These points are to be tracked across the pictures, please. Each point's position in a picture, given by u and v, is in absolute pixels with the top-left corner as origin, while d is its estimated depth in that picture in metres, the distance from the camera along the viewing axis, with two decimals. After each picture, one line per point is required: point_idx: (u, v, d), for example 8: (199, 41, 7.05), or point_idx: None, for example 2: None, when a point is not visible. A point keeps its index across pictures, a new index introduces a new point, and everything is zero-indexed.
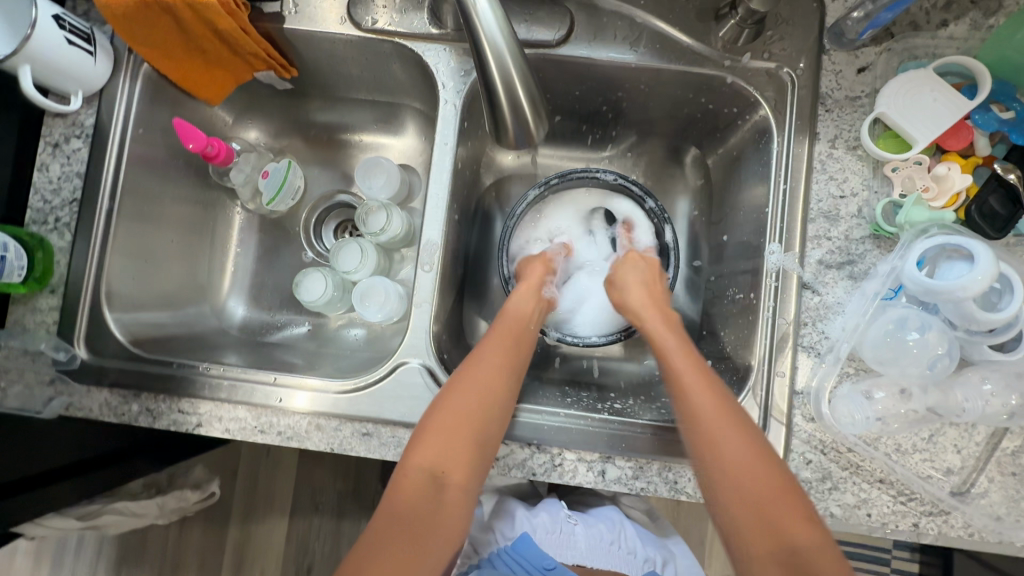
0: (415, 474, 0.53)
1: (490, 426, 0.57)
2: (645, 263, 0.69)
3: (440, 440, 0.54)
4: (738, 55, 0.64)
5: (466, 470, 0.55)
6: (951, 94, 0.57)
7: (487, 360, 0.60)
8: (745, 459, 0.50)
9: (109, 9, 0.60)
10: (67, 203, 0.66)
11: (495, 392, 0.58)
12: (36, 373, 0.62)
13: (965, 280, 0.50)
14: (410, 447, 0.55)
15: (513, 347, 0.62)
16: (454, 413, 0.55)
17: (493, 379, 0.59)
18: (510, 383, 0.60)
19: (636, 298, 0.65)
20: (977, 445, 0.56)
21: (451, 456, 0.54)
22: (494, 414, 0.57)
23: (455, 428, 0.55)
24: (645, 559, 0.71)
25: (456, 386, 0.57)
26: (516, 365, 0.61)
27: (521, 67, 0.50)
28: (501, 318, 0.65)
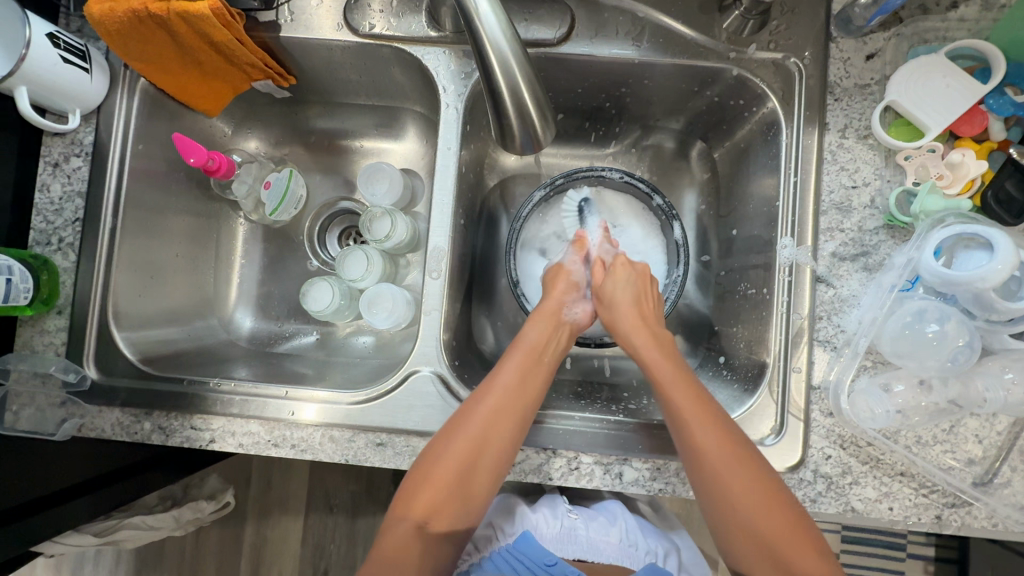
0: (406, 522, 0.56)
1: (479, 477, 0.56)
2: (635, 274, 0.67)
3: (429, 493, 0.55)
4: (743, 46, 0.63)
5: (456, 514, 0.57)
6: (963, 79, 0.56)
7: (486, 403, 0.58)
8: (739, 484, 0.52)
9: (103, 26, 0.59)
10: (70, 222, 0.65)
11: (484, 444, 0.56)
12: (47, 397, 0.62)
13: (984, 270, 0.49)
14: (401, 494, 0.56)
15: (518, 386, 0.60)
16: (444, 468, 0.55)
17: (489, 428, 0.56)
18: (510, 428, 0.57)
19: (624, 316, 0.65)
20: (999, 434, 0.55)
21: (437, 510, 0.56)
22: (485, 464, 0.56)
23: (438, 484, 0.55)
24: (649, 552, 0.67)
25: (446, 436, 0.56)
26: (521, 406, 0.58)
27: (526, 69, 0.49)
28: (512, 349, 0.63)
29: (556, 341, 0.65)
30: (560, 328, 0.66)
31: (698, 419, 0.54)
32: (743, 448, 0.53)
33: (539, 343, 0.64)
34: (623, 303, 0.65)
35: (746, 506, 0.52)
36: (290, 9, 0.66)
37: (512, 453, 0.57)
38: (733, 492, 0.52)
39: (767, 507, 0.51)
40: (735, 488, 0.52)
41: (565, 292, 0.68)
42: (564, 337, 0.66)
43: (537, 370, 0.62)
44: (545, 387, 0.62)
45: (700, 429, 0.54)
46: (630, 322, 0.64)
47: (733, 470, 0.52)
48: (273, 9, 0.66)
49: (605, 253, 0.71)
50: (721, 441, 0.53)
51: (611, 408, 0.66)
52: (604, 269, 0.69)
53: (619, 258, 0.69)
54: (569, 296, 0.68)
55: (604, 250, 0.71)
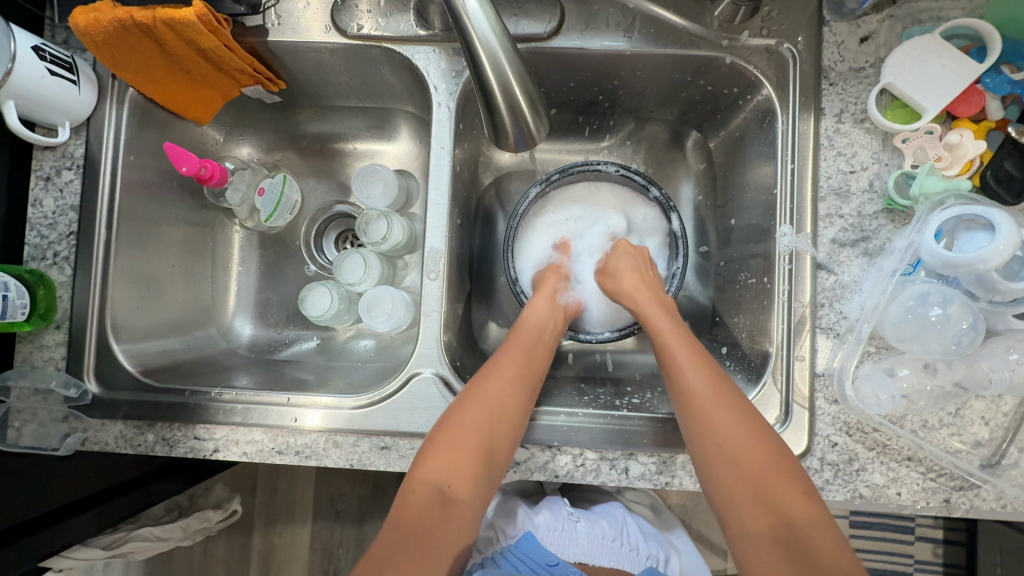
0: (423, 490, 0.53)
1: (498, 445, 0.55)
2: (636, 252, 0.68)
3: (447, 457, 0.54)
4: (735, 34, 0.62)
5: (476, 482, 0.54)
6: (959, 59, 0.56)
7: (497, 373, 0.59)
8: (721, 416, 0.52)
9: (89, 36, 0.59)
10: (64, 236, 0.65)
11: (503, 405, 0.57)
12: (48, 411, 0.61)
13: (986, 251, 0.48)
14: (416, 466, 0.54)
15: (526, 363, 0.61)
16: (462, 429, 0.55)
17: (503, 396, 0.57)
18: (521, 398, 0.58)
19: (626, 282, 0.65)
20: (1006, 415, 0.55)
21: (457, 472, 0.53)
22: (501, 428, 0.56)
23: (460, 444, 0.54)
24: (648, 556, 0.69)
25: (466, 399, 0.57)
26: (528, 378, 0.60)
27: (517, 66, 0.49)
28: (513, 331, 0.64)
29: (555, 320, 0.66)
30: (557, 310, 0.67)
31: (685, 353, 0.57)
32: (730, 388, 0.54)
33: (541, 322, 0.65)
34: (624, 271, 0.66)
35: (748, 451, 0.50)
36: (276, 13, 0.66)
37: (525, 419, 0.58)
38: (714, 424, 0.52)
39: (754, 441, 0.50)
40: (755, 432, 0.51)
41: (558, 281, 0.69)
42: (560, 319, 0.67)
43: (539, 345, 0.63)
44: (545, 366, 0.63)
45: (685, 360, 0.56)
46: (633, 288, 0.64)
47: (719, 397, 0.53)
48: (260, 14, 0.66)
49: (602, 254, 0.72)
50: (712, 382, 0.54)
51: (614, 402, 0.66)
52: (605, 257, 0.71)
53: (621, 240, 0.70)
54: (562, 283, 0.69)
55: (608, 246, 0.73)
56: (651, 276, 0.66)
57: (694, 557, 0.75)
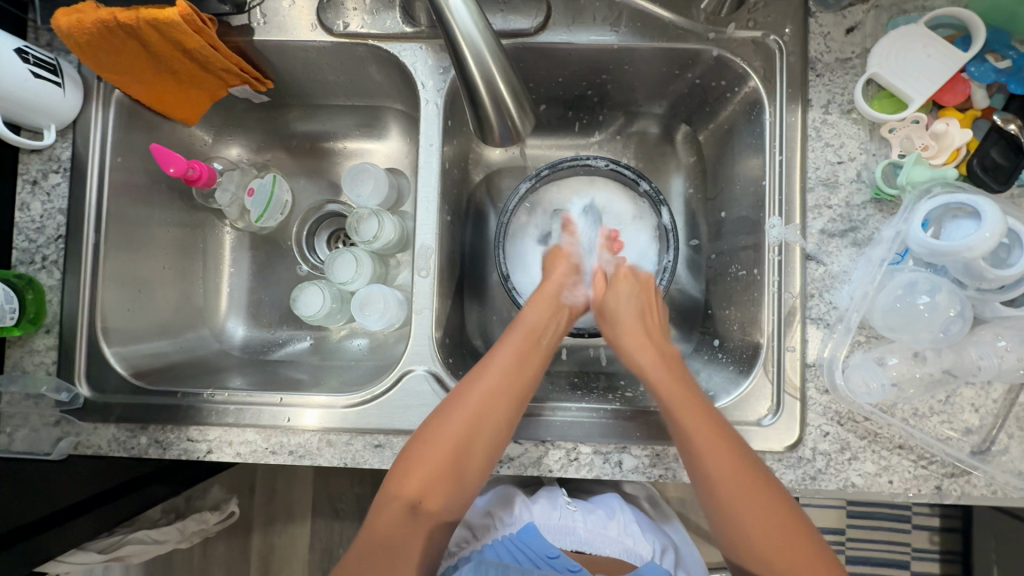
0: (396, 504, 0.55)
1: (470, 462, 0.56)
2: (638, 282, 0.67)
3: (420, 473, 0.55)
4: (722, 26, 0.63)
5: (448, 494, 0.56)
6: (944, 48, 0.56)
7: (480, 386, 0.58)
8: (726, 477, 0.52)
9: (72, 38, 0.58)
10: (53, 240, 0.64)
11: (482, 424, 0.56)
12: (40, 416, 0.62)
13: (972, 240, 0.49)
14: (392, 474, 0.55)
15: (511, 373, 0.60)
16: (437, 448, 0.55)
17: (481, 417, 0.56)
18: (505, 413, 0.57)
19: (629, 327, 0.64)
20: (995, 402, 0.55)
21: (431, 487, 0.55)
22: (477, 447, 0.56)
23: (434, 462, 0.55)
24: (645, 547, 0.67)
25: (444, 415, 0.57)
26: (514, 391, 0.59)
27: (501, 62, 0.49)
28: (509, 332, 0.63)
29: (553, 323, 0.66)
30: (559, 311, 0.67)
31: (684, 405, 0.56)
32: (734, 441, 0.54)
33: (538, 325, 0.64)
34: (625, 311, 0.65)
35: (733, 489, 0.52)
36: (262, 12, 0.65)
37: (507, 433, 0.57)
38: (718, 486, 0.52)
39: (753, 491, 0.52)
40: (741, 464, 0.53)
41: (565, 274, 0.68)
42: (561, 318, 0.67)
43: (533, 352, 0.62)
44: (539, 372, 0.62)
45: (683, 415, 0.55)
46: (634, 334, 0.64)
47: (720, 457, 0.53)
48: (245, 13, 0.65)
49: (606, 264, 0.71)
50: (713, 438, 0.53)
51: (607, 396, 0.66)
52: (606, 281, 0.69)
53: (622, 265, 0.69)
54: (569, 278, 0.69)
55: (604, 263, 0.71)
56: (652, 315, 0.66)
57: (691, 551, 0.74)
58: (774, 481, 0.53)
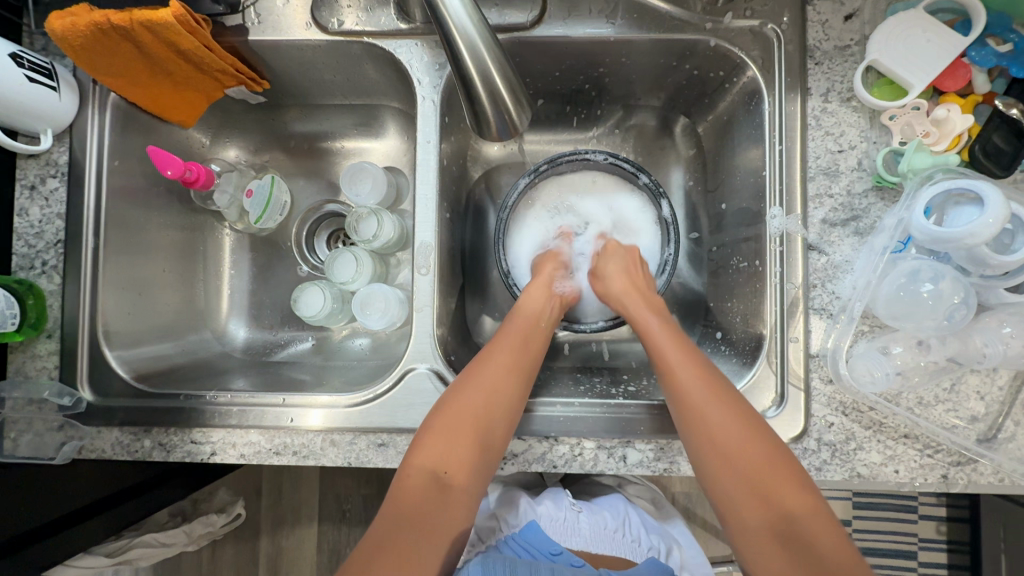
0: (417, 475, 0.53)
1: (494, 430, 0.55)
2: (623, 250, 0.68)
3: (444, 441, 0.54)
4: (719, 16, 0.62)
5: (471, 469, 0.54)
6: (944, 32, 0.55)
7: (494, 360, 0.59)
8: (746, 455, 0.50)
9: (66, 42, 0.58)
10: (52, 245, 0.64)
11: (500, 393, 0.57)
12: (44, 421, 0.61)
13: (975, 226, 0.48)
14: (414, 449, 0.54)
15: (520, 346, 0.61)
16: (458, 413, 0.55)
17: (497, 386, 0.57)
18: (518, 382, 0.58)
19: (618, 289, 0.64)
20: (1001, 389, 0.55)
21: (452, 456, 0.54)
22: (499, 414, 0.56)
23: (455, 429, 0.54)
24: (651, 546, 0.68)
25: (461, 386, 0.57)
26: (523, 365, 0.60)
27: (497, 56, 0.49)
28: (511, 317, 0.65)
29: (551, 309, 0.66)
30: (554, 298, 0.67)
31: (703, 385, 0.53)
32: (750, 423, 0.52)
33: (537, 312, 0.65)
34: (613, 274, 0.66)
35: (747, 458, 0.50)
36: (256, 11, 0.65)
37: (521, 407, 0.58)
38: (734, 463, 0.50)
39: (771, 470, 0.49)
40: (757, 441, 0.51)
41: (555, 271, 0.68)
42: (556, 308, 0.67)
43: (536, 332, 0.63)
44: (542, 352, 0.63)
45: (702, 395, 0.53)
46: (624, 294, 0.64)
47: (735, 428, 0.51)
48: (239, 13, 0.65)
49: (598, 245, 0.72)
50: (718, 401, 0.52)
51: (610, 391, 0.66)
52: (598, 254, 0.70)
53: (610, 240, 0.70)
54: (559, 273, 0.68)
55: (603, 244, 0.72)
56: (641, 276, 0.65)
57: (693, 549, 0.74)
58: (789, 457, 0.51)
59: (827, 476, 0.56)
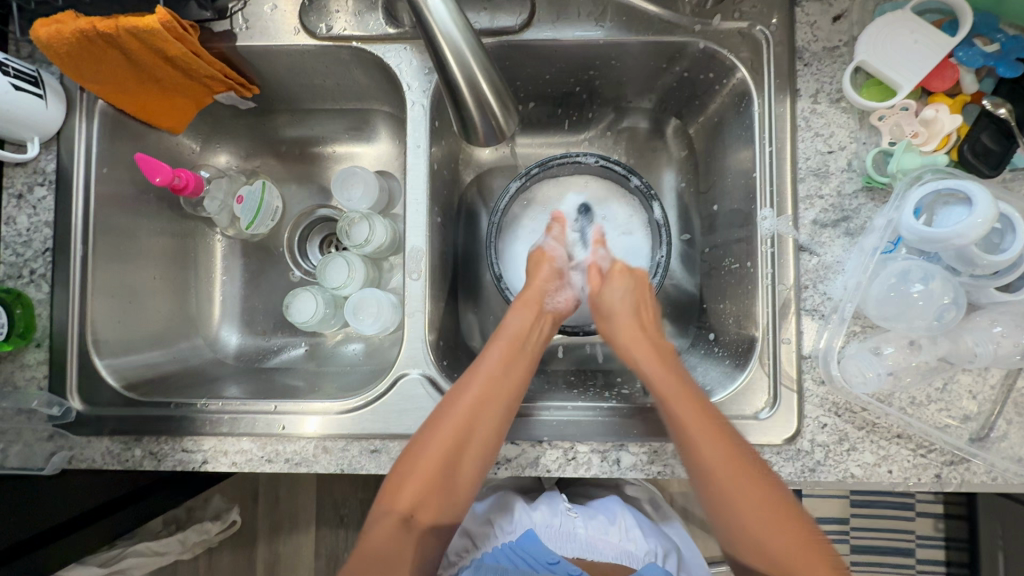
0: (390, 518, 0.56)
1: (463, 469, 0.56)
2: (634, 278, 0.66)
3: (412, 486, 0.55)
4: (708, 18, 0.62)
5: (440, 506, 0.57)
6: (931, 33, 0.55)
7: (467, 399, 0.57)
8: (726, 475, 0.52)
9: (52, 49, 0.58)
10: (40, 253, 0.64)
11: (472, 434, 0.56)
12: (33, 432, 0.61)
13: (964, 226, 0.48)
14: (387, 488, 0.56)
15: (499, 375, 0.60)
16: (428, 460, 0.55)
17: (469, 426, 0.56)
18: (494, 419, 0.57)
19: (624, 324, 0.63)
20: (993, 388, 0.55)
21: (422, 500, 0.56)
22: (469, 456, 0.56)
23: (424, 473, 0.55)
24: (648, 552, 0.66)
25: (434, 424, 0.57)
26: (502, 400, 0.58)
27: (482, 61, 0.50)
28: (493, 341, 0.63)
29: (536, 329, 0.65)
30: (541, 316, 0.66)
31: (684, 405, 0.54)
32: (729, 432, 0.54)
33: (520, 332, 0.64)
34: (621, 307, 0.65)
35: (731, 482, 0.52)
36: (243, 17, 0.65)
37: (499, 439, 0.57)
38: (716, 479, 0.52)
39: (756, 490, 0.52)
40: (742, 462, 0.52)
41: (546, 280, 0.67)
42: (545, 325, 0.66)
43: (516, 359, 0.62)
44: (524, 380, 0.61)
45: (687, 419, 0.54)
46: (628, 328, 0.63)
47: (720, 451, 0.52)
48: (226, 19, 0.65)
49: (600, 259, 0.70)
50: (713, 437, 0.53)
51: (604, 395, 0.65)
52: (601, 275, 0.68)
53: (616, 264, 0.68)
54: (551, 283, 0.67)
55: (599, 257, 0.70)
56: (648, 310, 0.65)
57: (691, 551, 0.75)
58: (769, 474, 0.53)
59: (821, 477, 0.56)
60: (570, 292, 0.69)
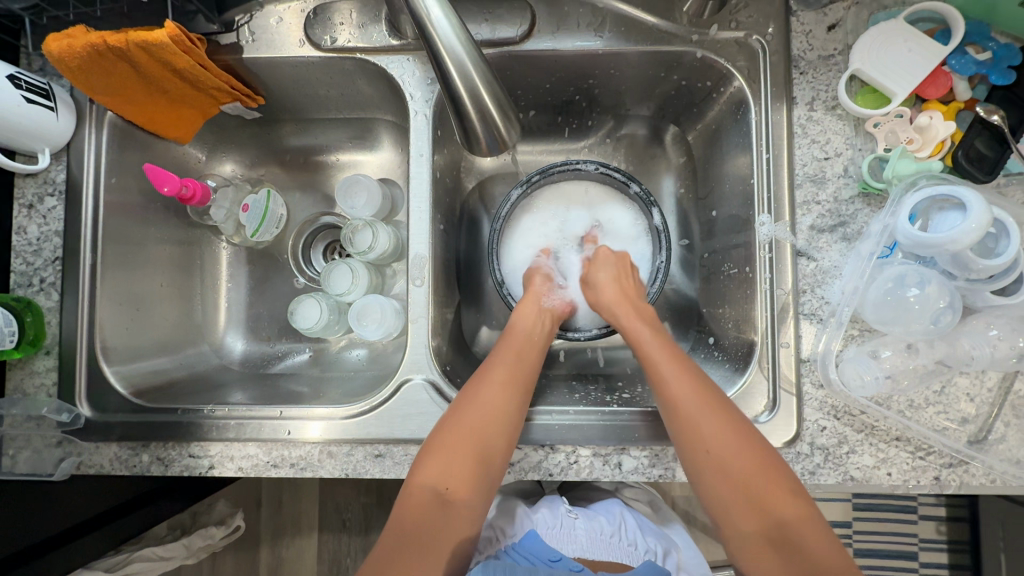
0: (420, 494, 0.54)
1: (493, 443, 0.56)
2: (615, 258, 0.69)
3: (441, 460, 0.55)
4: (705, 28, 0.63)
5: (473, 484, 0.55)
6: (925, 42, 0.56)
7: (490, 380, 0.59)
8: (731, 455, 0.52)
9: (64, 63, 0.59)
10: (50, 262, 0.65)
11: (497, 408, 0.57)
12: (43, 437, 0.61)
13: (957, 233, 0.49)
14: (415, 468, 0.56)
15: (516, 361, 0.62)
16: (455, 434, 0.56)
17: (496, 402, 0.57)
18: (517, 396, 0.59)
19: (608, 295, 0.66)
20: (990, 391, 0.55)
21: (453, 474, 0.55)
22: (496, 430, 0.56)
23: (453, 448, 0.55)
24: (648, 550, 0.67)
25: (459, 402, 0.58)
26: (523, 378, 0.60)
27: (483, 73, 0.51)
28: (505, 337, 0.65)
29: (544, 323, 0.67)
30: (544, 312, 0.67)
31: (671, 372, 0.57)
32: (731, 418, 0.54)
33: (529, 328, 0.65)
34: (604, 281, 0.67)
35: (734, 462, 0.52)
36: (250, 29, 0.66)
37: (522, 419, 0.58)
38: (720, 461, 0.52)
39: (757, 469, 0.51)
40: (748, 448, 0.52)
41: (542, 285, 0.69)
42: (547, 321, 0.67)
43: (530, 347, 0.64)
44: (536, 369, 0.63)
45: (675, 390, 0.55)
46: (613, 299, 0.65)
47: (717, 432, 0.52)
48: (233, 31, 0.66)
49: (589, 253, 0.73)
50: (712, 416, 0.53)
51: (605, 398, 0.66)
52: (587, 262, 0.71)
53: (599, 248, 0.71)
54: (546, 287, 0.69)
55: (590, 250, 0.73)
56: (631, 285, 0.67)
57: (691, 550, 0.74)
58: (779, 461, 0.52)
59: (820, 479, 0.57)
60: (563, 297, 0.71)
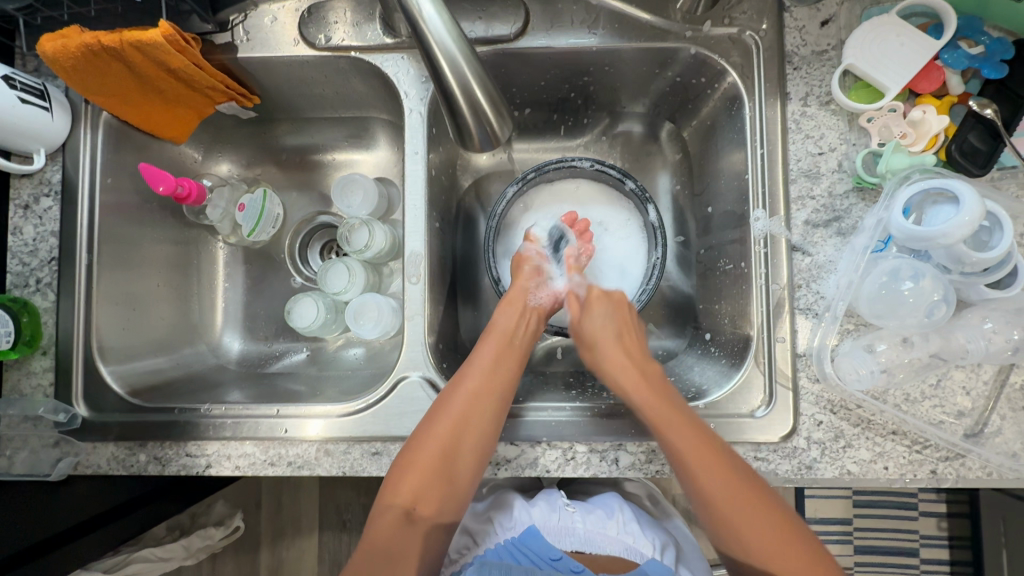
0: (392, 511, 0.55)
1: (461, 463, 0.56)
2: (612, 305, 0.66)
3: (413, 479, 0.55)
4: (699, 24, 0.63)
5: (442, 500, 0.56)
6: (917, 36, 0.57)
7: (463, 392, 0.58)
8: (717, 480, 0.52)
9: (58, 63, 0.59)
10: (46, 262, 0.65)
11: (468, 429, 0.56)
12: (40, 437, 0.61)
13: (950, 226, 0.49)
14: (388, 482, 0.56)
15: (493, 371, 0.60)
16: (425, 455, 0.56)
17: (468, 418, 0.56)
18: (489, 413, 0.57)
19: (604, 350, 0.63)
20: (986, 383, 0.55)
21: (424, 494, 0.55)
22: (466, 451, 0.56)
23: (425, 467, 0.55)
24: (646, 543, 0.67)
25: (430, 420, 0.57)
26: (498, 388, 0.59)
27: (476, 69, 0.51)
28: (483, 338, 0.64)
29: (524, 327, 0.65)
30: (525, 314, 0.66)
31: (671, 419, 0.54)
32: (720, 448, 0.54)
33: (509, 329, 0.64)
34: (601, 332, 0.64)
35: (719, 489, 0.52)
36: (245, 29, 0.66)
37: (496, 433, 0.57)
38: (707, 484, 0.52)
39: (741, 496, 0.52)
40: (728, 474, 0.52)
41: (528, 279, 0.67)
42: (530, 321, 0.66)
43: (506, 358, 0.62)
44: (515, 375, 0.62)
45: (672, 431, 0.54)
46: (611, 350, 0.62)
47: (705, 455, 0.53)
48: (228, 31, 0.66)
49: (577, 287, 0.69)
50: (701, 444, 0.53)
51: (601, 395, 0.67)
52: (580, 304, 0.68)
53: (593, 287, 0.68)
54: (531, 281, 0.68)
55: (576, 285, 0.70)
56: (631, 336, 0.64)
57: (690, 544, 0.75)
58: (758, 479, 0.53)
59: (817, 474, 0.57)
60: (551, 292, 0.69)
